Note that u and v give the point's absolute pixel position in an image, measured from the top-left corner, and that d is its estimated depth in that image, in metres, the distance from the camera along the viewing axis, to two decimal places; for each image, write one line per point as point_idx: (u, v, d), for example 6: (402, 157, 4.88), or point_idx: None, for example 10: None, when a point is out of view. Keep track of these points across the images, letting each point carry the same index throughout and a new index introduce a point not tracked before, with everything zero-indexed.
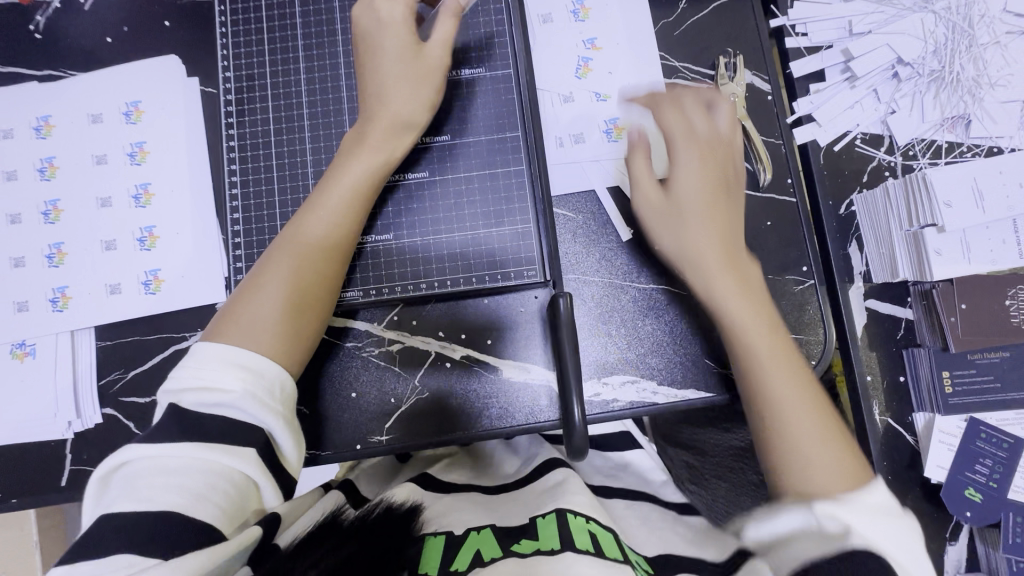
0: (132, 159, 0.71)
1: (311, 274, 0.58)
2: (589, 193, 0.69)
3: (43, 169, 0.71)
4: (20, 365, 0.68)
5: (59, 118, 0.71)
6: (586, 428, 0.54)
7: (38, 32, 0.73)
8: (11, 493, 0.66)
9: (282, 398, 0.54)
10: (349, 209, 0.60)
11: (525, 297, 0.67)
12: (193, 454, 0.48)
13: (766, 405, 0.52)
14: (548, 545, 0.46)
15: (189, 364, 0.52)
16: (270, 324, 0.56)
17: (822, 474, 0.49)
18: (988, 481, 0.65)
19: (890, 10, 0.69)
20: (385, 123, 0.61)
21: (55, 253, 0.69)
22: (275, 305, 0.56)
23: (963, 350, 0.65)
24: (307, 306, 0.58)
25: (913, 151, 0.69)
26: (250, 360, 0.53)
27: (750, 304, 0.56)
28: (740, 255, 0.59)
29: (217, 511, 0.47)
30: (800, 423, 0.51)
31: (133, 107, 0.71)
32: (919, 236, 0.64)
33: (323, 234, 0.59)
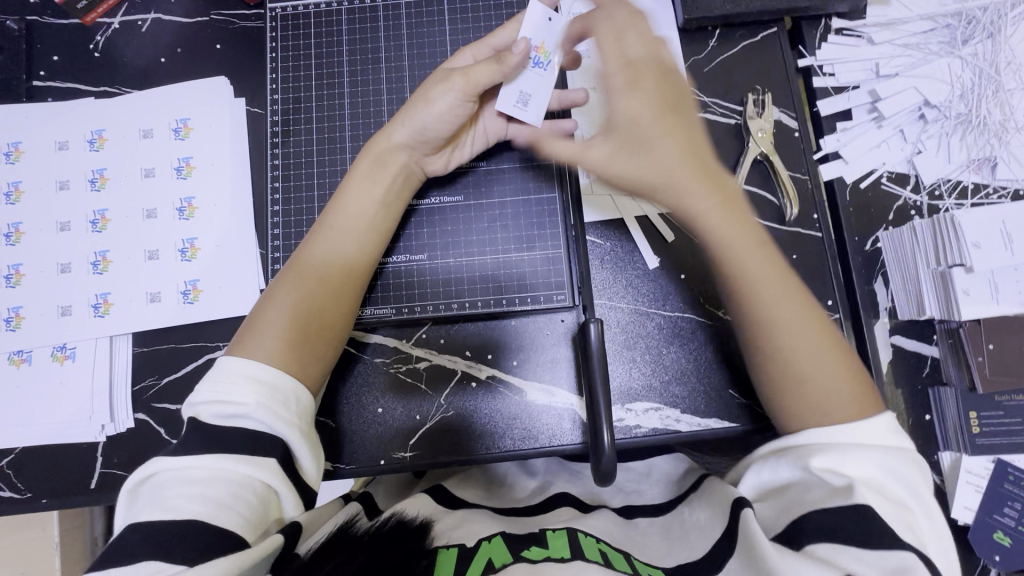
0: (178, 172, 0.74)
1: (330, 284, 0.60)
2: (617, 221, 0.70)
3: (94, 180, 0.74)
4: (60, 368, 0.70)
5: (112, 132, 0.75)
6: (616, 450, 0.54)
7: (97, 51, 0.77)
8: (41, 494, 0.68)
9: (297, 409, 0.55)
10: (360, 214, 0.62)
11: (551, 321, 0.69)
12: (221, 466, 0.49)
13: (764, 325, 0.55)
14: (558, 554, 0.47)
15: (210, 377, 0.54)
16: (281, 331, 0.57)
17: (819, 382, 0.53)
18: (1017, 524, 0.65)
19: (917, 54, 0.71)
20: (392, 137, 0.63)
21: (100, 260, 0.72)
22: (295, 315, 0.58)
23: (990, 391, 0.65)
24: (322, 312, 0.59)
25: (939, 191, 0.70)
26: (275, 374, 0.54)
27: (741, 227, 0.57)
28: (716, 176, 0.57)
29: (240, 520, 0.47)
30: (802, 347, 0.54)
31: (182, 123, 0.75)
32: (947, 274, 0.64)
33: (338, 242, 0.61)
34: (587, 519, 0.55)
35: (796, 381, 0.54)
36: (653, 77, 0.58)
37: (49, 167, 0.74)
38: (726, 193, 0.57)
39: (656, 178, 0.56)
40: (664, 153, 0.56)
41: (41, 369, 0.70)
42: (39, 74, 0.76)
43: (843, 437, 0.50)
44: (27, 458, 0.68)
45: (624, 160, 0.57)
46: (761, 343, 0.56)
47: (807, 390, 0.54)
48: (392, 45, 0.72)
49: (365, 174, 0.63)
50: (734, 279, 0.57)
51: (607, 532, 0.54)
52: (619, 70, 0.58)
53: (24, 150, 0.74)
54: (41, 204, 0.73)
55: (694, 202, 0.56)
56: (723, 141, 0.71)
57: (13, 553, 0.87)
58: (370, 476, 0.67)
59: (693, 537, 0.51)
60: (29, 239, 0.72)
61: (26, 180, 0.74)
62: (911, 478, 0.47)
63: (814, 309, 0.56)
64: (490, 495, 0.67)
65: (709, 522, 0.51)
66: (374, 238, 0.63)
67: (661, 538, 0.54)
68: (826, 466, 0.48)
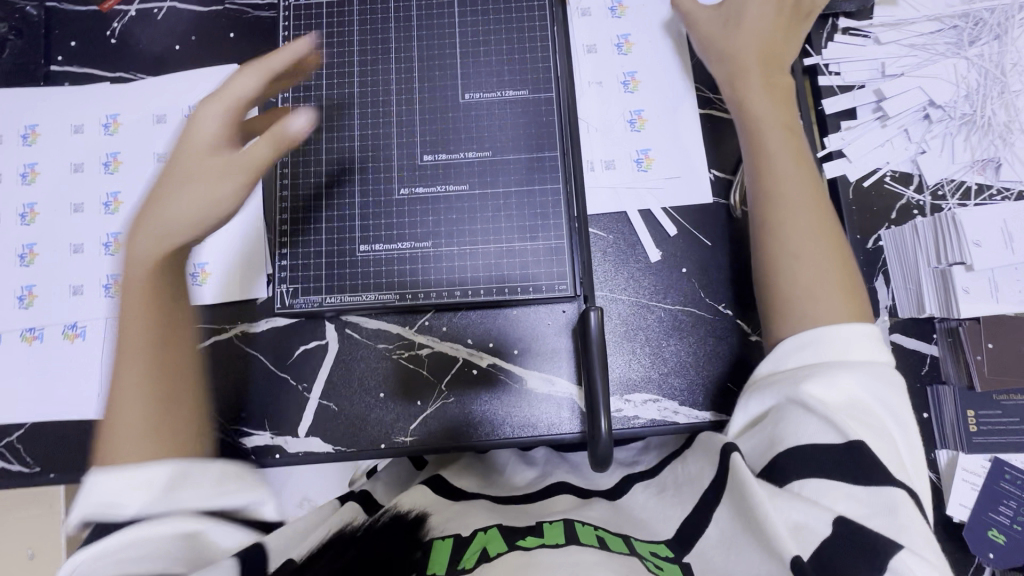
0: None
1: (178, 355, 0.56)
2: (621, 214, 0.71)
3: (108, 163, 0.75)
4: (70, 346, 0.72)
5: (126, 117, 0.76)
6: (612, 437, 0.55)
7: (114, 38, 0.78)
8: (48, 468, 0.69)
9: (197, 466, 0.49)
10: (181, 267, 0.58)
11: (553, 311, 0.70)
12: (133, 525, 0.45)
13: (773, 201, 0.61)
14: (553, 540, 0.48)
15: (96, 495, 0.48)
16: (150, 428, 0.51)
17: (818, 276, 0.57)
18: (1012, 523, 0.65)
19: (922, 54, 0.72)
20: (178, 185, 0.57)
21: (112, 242, 0.73)
22: (152, 402, 0.52)
23: (989, 390, 0.65)
24: (169, 384, 0.54)
25: (942, 191, 0.70)
26: (155, 467, 0.48)
27: (777, 109, 0.64)
28: (777, 69, 0.66)
29: (167, 563, 0.42)
30: (802, 222, 0.59)
31: (195, 109, 0.76)
32: (947, 272, 0.65)
33: (168, 300, 0.56)
34: (584, 511, 0.56)
35: (793, 255, 0.59)
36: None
37: (64, 150, 0.76)
38: (775, 82, 0.66)
39: (726, 48, 0.68)
40: (747, 30, 0.67)
41: (52, 346, 0.72)
42: (57, 58, 0.78)
43: (828, 357, 0.52)
44: (36, 433, 0.70)
45: (710, 26, 0.69)
46: (770, 216, 0.61)
47: (801, 254, 0.59)
48: (402, 36, 0.73)
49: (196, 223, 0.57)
50: (756, 142, 0.64)
51: (606, 517, 0.54)
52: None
53: (41, 133, 0.76)
54: (56, 185, 0.75)
55: (744, 73, 0.66)
56: (727, 138, 0.72)
57: (21, 527, 0.89)
58: (370, 459, 0.68)
59: (686, 491, 0.54)
60: (43, 220, 0.74)
61: (42, 162, 0.75)
62: (894, 402, 0.50)
63: (819, 202, 0.61)
64: (486, 485, 0.67)
65: (701, 472, 0.53)
66: (177, 285, 0.58)
67: (658, 501, 0.56)
68: (812, 394, 0.49)
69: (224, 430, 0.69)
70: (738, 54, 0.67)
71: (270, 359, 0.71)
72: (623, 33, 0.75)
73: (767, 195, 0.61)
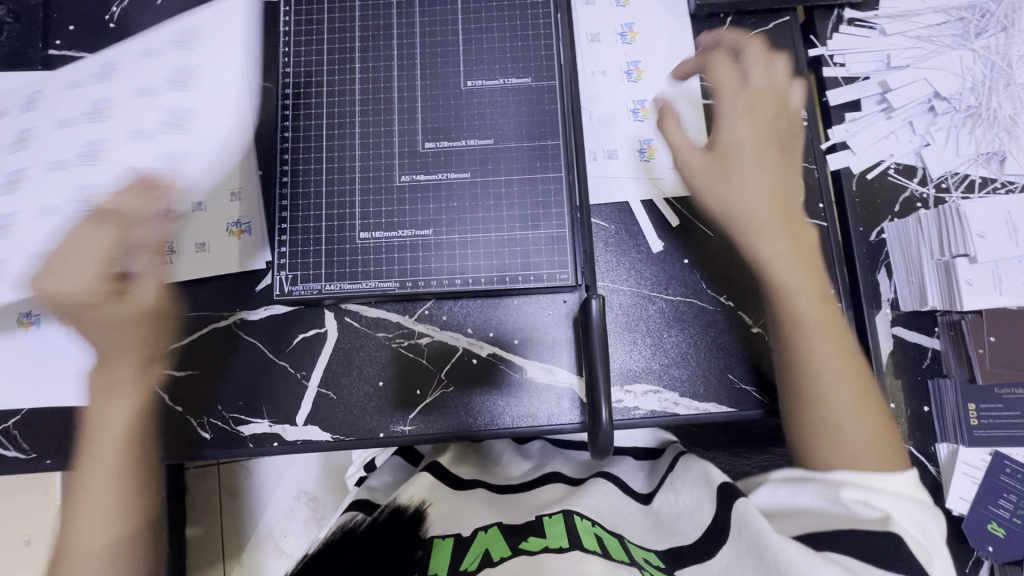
0: (177, 86, 0.68)
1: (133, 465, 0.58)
2: (622, 203, 0.71)
3: (94, 111, 0.67)
4: (67, 333, 0.70)
5: (122, 63, 0.69)
6: (613, 427, 0.54)
7: (112, 22, 0.78)
8: (45, 454, 0.69)
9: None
10: (134, 391, 0.60)
11: (554, 301, 0.70)
12: None
13: (811, 376, 0.56)
14: (556, 543, 0.47)
15: None
16: (107, 525, 0.55)
17: (858, 441, 0.54)
18: (1011, 517, 0.65)
19: (929, 46, 0.71)
20: (92, 322, 0.59)
21: (85, 197, 0.65)
22: (115, 507, 0.56)
23: (990, 383, 0.65)
24: (135, 479, 0.58)
25: (946, 184, 0.70)
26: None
27: (805, 273, 0.58)
28: (795, 219, 0.59)
29: None
30: (840, 395, 0.55)
31: (184, 35, 0.69)
32: (950, 265, 0.65)
33: (123, 423, 0.59)
34: (581, 499, 0.56)
35: (831, 426, 0.55)
36: (769, 108, 0.61)
37: (58, 107, 0.67)
38: (798, 238, 0.59)
39: (740, 209, 0.59)
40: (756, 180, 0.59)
41: (51, 332, 0.70)
42: (54, 42, 0.77)
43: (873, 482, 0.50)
44: (34, 419, 0.69)
45: (708, 178, 0.60)
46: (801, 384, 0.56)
47: (843, 427, 0.54)
48: (405, 23, 0.72)
49: (128, 363, 0.60)
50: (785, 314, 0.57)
51: (598, 510, 0.55)
52: (735, 97, 0.62)
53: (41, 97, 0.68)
54: None
55: (763, 235, 0.58)
56: None
57: (18, 514, 0.88)
58: (369, 448, 0.68)
59: (685, 522, 0.55)
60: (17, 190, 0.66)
61: (38, 128, 0.67)
62: (931, 532, 0.48)
63: (856, 366, 0.56)
64: (483, 475, 0.69)
65: (699, 505, 0.55)
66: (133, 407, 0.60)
67: (650, 525, 0.58)
68: (854, 500, 0.49)
69: (223, 418, 0.69)
70: (754, 217, 0.58)
71: (269, 348, 0.70)
72: (627, 22, 0.74)
73: (802, 370, 0.56)
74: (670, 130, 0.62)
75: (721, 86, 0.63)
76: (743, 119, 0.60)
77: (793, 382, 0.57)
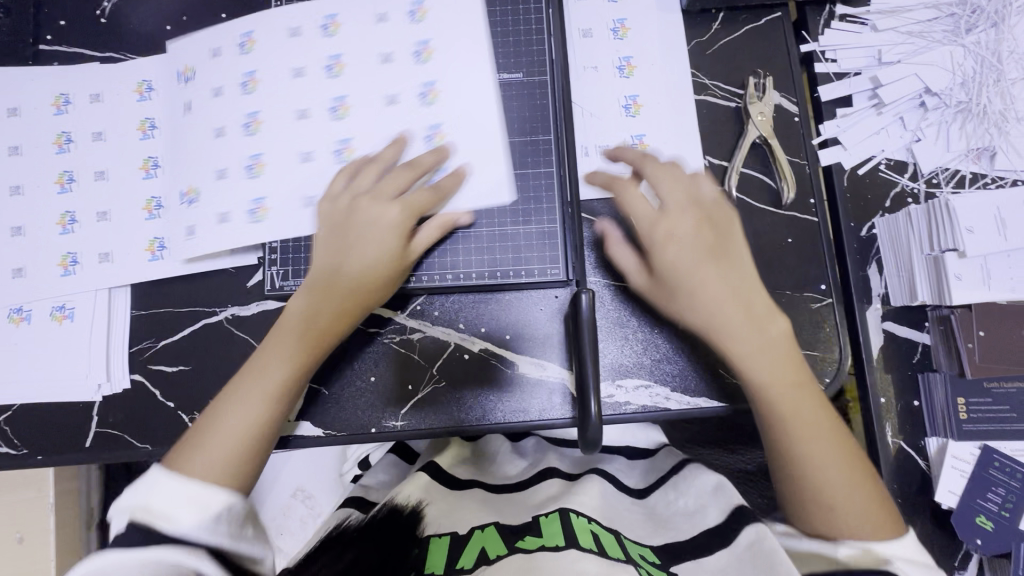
0: (329, 71, 0.69)
1: (281, 392, 0.59)
2: (613, 199, 0.71)
3: (246, 83, 0.70)
4: (59, 328, 0.71)
5: (261, 34, 0.71)
6: (601, 421, 0.54)
7: (104, 18, 0.77)
8: (37, 450, 0.69)
9: (231, 519, 0.53)
10: (326, 326, 0.61)
11: (545, 296, 0.69)
12: (147, 556, 0.48)
13: (798, 467, 0.55)
14: (552, 541, 0.48)
15: (147, 489, 0.52)
16: (240, 439, 0.57)
17: (855, 511, 0.53)
18: (1000, 510, 0.65)
19: (920, 41, 0.71)
20: (358, 262, 0.61)
21: (254, 164, 0.68)
22: (245, 430, 0.57)
23: (979, 378, 0.65)
24: (279, 402, 0.59)
25: (936, 180, 0.71)
26: (209, 492, 0.53)
27: (773, 364, 0.57)
28: (752, 310, 0.58)
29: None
30: (829, 473, 0.54)
31: (330, 20, 0.71)
32: (939, 259, 0.65)
33: (299, 344, 0.60)
34: (576, 497, 0.57)
35: (827, 504, 0.53)
36: (688, 223, 0.60)
37: (205, 73, 0.72)
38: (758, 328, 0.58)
39: (699, 322, 0.59)
40: (705, 290, 0.58)
41: (41, 328, 0.70)
42: (46, 38, 0.77)
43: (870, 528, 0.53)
44: (24, 415, 0.69)
45: (661, 296, 0.61)
46: (787, 470, 0.55)
47: (841, 509, 0.53)
48: None
49: (321, 296, 0.61)
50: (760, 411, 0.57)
51: (594, 507, 0.56)
52: (658, 221, 0.60)
53: (192, 66, 0.73)
54: (37, 162, 0.73)
55: (726, 344, 0.58)
56: (723, 123, 0.72)
57: (10, 511, 0.88)
58: (360, 443, 0.68)
59: (682, 522, 0.58)
60: (272, 169, 0.67)
61: (75, 131, 0.74)
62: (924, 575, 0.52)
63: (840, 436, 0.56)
64: (478, 473, 0.70)
65: (704, 514, 0.57)
66: (314, 339, 0.61)
67: (644, 519, 0.60)
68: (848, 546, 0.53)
69: None
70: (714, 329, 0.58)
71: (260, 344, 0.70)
72: (619, 18, 0.74)
73: (789, 463, 0.55)
74: (620, 254, 0.64)
75: (635, 204, 0.62)
76: (668, 227, 0.60)
77: (782, 472, 0.56)
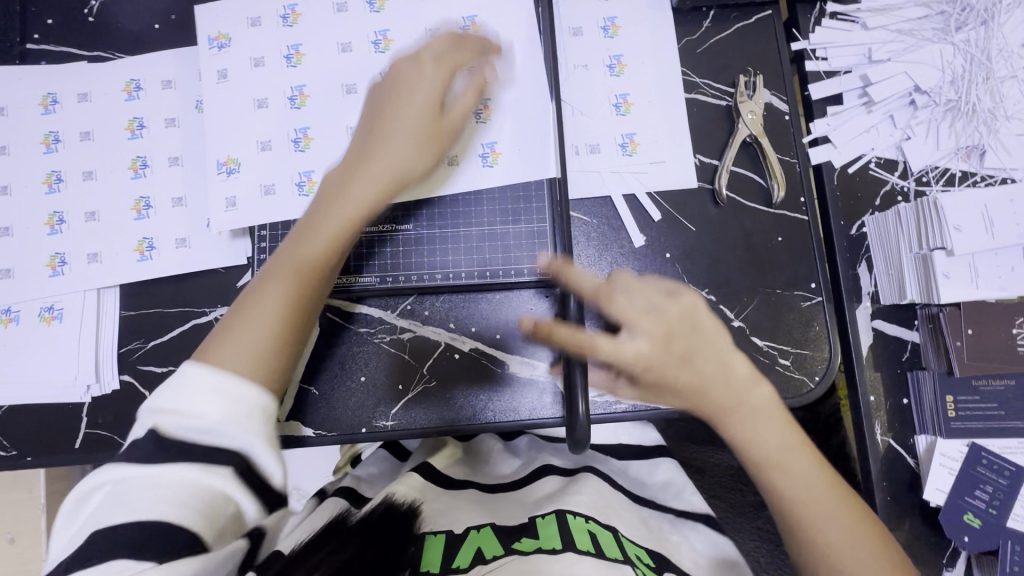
0: (377, 47, 0.71)
1: (320, 265, 0.55)
2: (604, 198, 0.71)
3: (290, 56, 0.71)
4: (47, 329, 0.70)
5: (305, 7, 0.72)
6: (589, 421, 0.54)
7: (92, 16, 0.77)
8: (25, 451, 0.68)
9: (262, 421, 0.47)
10: (369, 192, 0.57)
11: (535, 295, 0.70)
12: (186, 475, 0.43)
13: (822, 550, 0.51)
14: (549, 545, 0.50)
15: (174, 387, 0.47)
16: (278, 313, 0.52)
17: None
18: (987, 507, 0.65)
19: (910, 39, 0.71)
20: (407, 125, 0.59)
21: (301, 138, 0.70)
22: (282, 304, 0.52)
23: (967, 376, 0.66)
24: (316, 275, 0.55)
25: (926, 178, 0.71)
26: (243, 385, 0.47)
27: (772, 439, 0.53)
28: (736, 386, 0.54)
29: (197, 520, 0.43)
30: (846, 548, 0.51)
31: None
32: (928, 258, 0.65)
33: (343, 211, 0.56)
34: (572, 499, 0.58)
35: None
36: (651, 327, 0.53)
37: (243, 42, 0.72)
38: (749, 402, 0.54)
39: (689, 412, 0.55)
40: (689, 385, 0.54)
41: (29, 329, 0.70)
42: (33, 36, 0.76)
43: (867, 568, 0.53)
44: (12, 416, 0.69)
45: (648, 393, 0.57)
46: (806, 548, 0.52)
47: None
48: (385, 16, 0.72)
49: (361, 157, 0.58)
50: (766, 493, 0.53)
51: (591, 506, 0.57)
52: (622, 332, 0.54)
53: (227, 33, 0.72)
54: (22, 162, 0.73)
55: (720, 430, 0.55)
56: (714, 122, 0.72)
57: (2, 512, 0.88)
58: (351, 443, 0.68)
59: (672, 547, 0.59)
60: (320, 144, 0.70)
61: (64, 131, 0.73)
62: None
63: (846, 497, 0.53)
64: (471, 474, 0.69)
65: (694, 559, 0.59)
66: (362, 207, 0.57)
67: (640, 522, 0.60)
68: None
69: None
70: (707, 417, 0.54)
71: None
72: (610, 15, 0.74)
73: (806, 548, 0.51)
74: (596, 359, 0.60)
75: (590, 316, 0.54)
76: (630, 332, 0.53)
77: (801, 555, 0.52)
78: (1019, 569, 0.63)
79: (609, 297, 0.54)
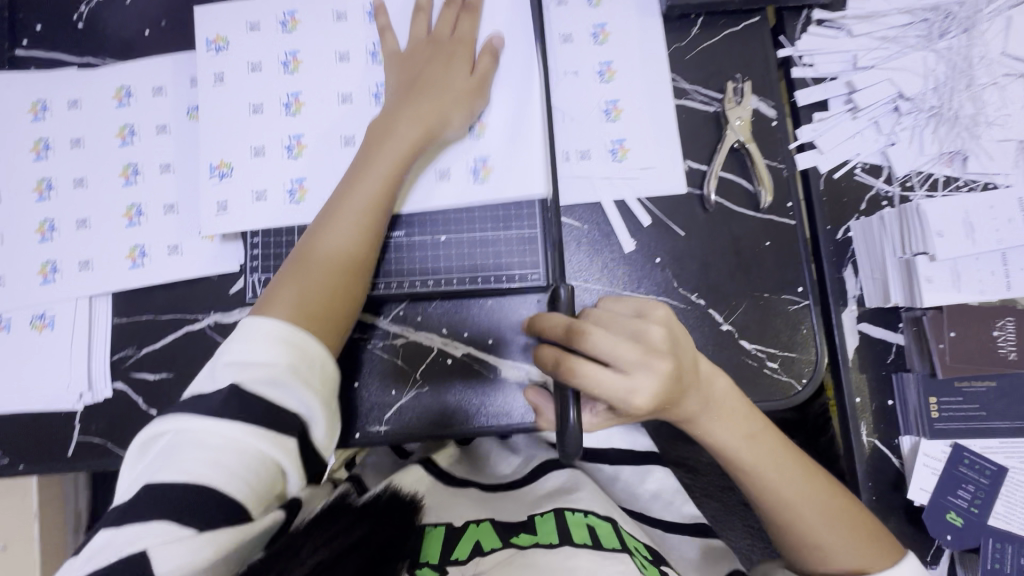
0: (372, 58, 0.71)
1: (361, 229, 0.61)
2: (594, 204, 0.71)
3: (287, 62, 0.71)
4: (39, 336, 0.71)
5: (304, 14, 0.72)
6: (581, 429, 0.50)
7: (81, 22, 0.77)
8: (18, 459, 0.69)
9: (320, 376, 0.55)
10: (400, 159, 0.63)
11: (526, 300, 0.70)
12: (237, 437, 0.49)
13: (790, 514, 0.59)
14: (546, 540, 0.52)
15: (242, 337, 0.54)
16: (328, 272, 0.59)
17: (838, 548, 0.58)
18: (968, 506, 0.67)
19: (894, 47, 0.73)
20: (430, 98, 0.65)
21: (294, 144, 0.70)
22: (329, 264, 0.59)
23: (950, 378, 0.67)
24: (359, 236, 0.61)
25: (910, 183, 0.72)
26: (300, 334, 0.55)
27: (736, 426, 0.59)
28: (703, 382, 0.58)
29: (246, 489, 0.48)
30: (811, 519, 0.59)
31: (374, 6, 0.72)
32: (911, 262, 0.66)
33: (378, 178, 0.62)
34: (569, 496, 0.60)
35: (817, 550, 0.59)
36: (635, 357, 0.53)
37: (235, 50, 0.72)
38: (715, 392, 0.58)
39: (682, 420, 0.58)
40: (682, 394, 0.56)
41: (23, 337, 0.71)
42: (22, 43, 0.76)
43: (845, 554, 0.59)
44: (4, 425, 0.69)
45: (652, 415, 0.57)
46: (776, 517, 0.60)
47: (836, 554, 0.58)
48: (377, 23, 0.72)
49: (389, 128, 0.64)
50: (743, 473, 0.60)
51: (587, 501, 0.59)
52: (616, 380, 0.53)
53: (225, 35, 0.72)
54: (14, 171, 0.73)
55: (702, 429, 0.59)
56: (703, 128, 0.73)
57: None
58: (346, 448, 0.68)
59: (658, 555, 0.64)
60: (312, 150, 0.70)
61: (55, 139, 0.73)
62: None
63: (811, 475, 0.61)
64: (471, 471, 0.71)
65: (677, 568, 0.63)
66: (393, 172, 0.63)
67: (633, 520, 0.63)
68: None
69: None
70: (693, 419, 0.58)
71: None
72: (599, 23, 0.74)
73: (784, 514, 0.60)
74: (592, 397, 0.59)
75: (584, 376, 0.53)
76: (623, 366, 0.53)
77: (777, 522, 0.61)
78: (998, 566, 0.66)
79: (581, 334, 0.54)
